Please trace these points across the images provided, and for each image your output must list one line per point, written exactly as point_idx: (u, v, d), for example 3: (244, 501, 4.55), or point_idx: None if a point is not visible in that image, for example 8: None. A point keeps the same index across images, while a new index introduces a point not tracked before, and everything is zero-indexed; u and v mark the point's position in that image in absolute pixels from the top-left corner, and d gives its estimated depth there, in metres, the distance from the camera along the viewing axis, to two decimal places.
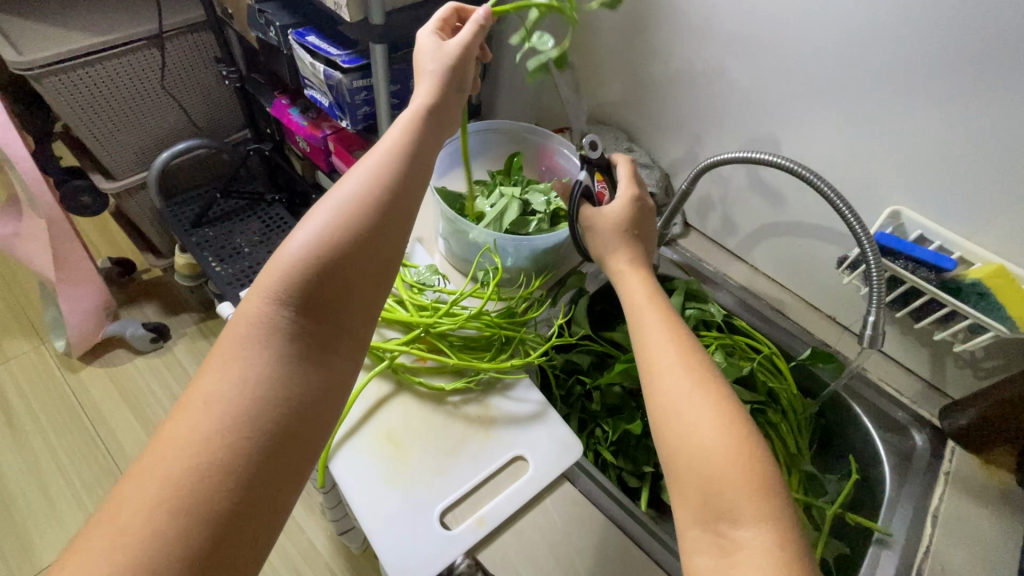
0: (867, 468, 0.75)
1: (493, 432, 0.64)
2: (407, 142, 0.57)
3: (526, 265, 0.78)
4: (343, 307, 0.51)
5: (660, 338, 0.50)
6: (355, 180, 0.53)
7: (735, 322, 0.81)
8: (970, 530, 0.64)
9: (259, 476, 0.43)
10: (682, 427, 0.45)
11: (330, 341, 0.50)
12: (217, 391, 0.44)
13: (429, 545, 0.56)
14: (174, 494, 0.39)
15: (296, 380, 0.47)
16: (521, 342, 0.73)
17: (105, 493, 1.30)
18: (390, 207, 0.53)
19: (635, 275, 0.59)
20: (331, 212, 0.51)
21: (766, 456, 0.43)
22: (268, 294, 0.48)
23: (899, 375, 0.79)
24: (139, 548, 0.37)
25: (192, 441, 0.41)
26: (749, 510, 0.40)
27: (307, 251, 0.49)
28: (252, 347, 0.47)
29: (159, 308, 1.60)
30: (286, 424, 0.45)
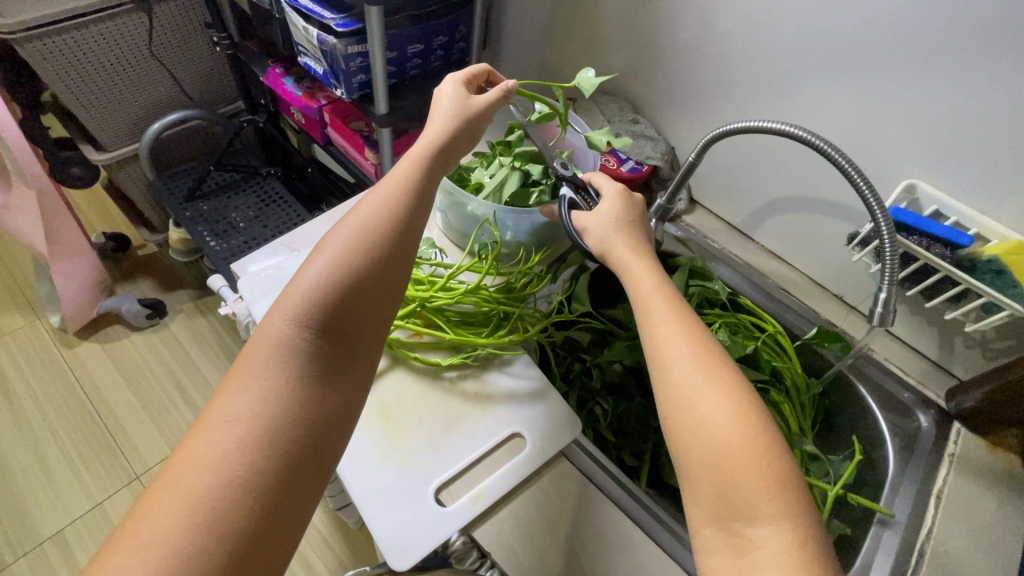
0: (870, 449, 0.74)
1: (491, 408, 0.63)
2: (422, 169, 0.56)
3: (526, 239, 0.76)
4: (362, 325, 0.49)
5: (671, 329, 0.48)
6: (373, 205, 0.52)
7: (739, 300, 0.80)
8: (974, 512, 0.63)
9: (280, 498, 0.41)
10: (696, 425, 0.43)
11: (347, 362, 0.49)
12: (236, 408, 0.43)
13: (425, 522, 0.55)
14: (194, 514, 0.37)
15: (316, 397, 0.45)
16: (520, 318, 0.71)
17: (102, 468, 1.30)
18: (404, 234, 0.52)
19: (640, 263, 0.56)
20: (350, 235, 0.50)
21: (783, 453, 0.42)
22: (288, 313, 0.47)
23: (905, 355, 0.77)
24: (156, 572, 0.35)
25: (212, 459, 0.40)
26: (768, 509, 0.39)
27: (328, 273, 0.48)
28: (272, 364, 0.45)
29: (154, 284, 1.58)
30: (307, 446, 0.43)
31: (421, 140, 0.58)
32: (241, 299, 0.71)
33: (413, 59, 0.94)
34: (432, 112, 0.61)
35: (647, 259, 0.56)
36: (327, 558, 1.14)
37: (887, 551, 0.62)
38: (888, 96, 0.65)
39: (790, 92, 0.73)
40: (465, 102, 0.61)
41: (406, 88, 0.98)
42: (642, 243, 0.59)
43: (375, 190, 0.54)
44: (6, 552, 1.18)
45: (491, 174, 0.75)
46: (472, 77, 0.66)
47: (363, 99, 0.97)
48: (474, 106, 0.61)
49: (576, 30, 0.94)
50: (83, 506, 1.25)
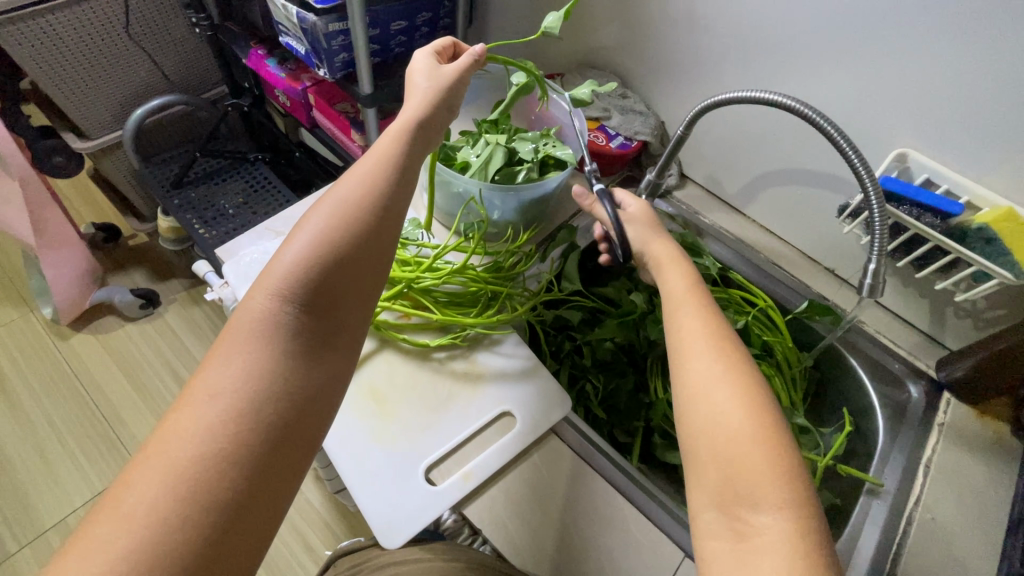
0: (860, 420, 0.74)
1: (480, 387, 0.63)
2: (401, 146, 0.55)
3: (514, 218, 0.75)
4: (344, 302, 0.49)
5: (697, 325, 0.48)
6: (355, 182, 0.51)
7: (729, 275, 0.80)
8: (961, 480, 0.63)
9: (264, 471, 0.41)
10: (709, 412, 0.43)
11: (330, 337, 0.48)
12: (219, 382, 0.42)
13: (415, 500, 0.55)
14: (177, 485, 0.37)
15: (299, 373, 0.45)
16: (508, 298, 0.71)
17: (101, 457, 1.30)
18: (387, 213, 0.51)
19: (672, 262, 0.56)
20: (333, 211, 0.49)
21: (796, 452, 0.41)
22: (271, 288, 0.46)
23: (896, 326, 0.77)
24: (141, 540, 0.35)
25: (195, 432, 0.39)
26: (773, 496, 0.38)
27: (311, 249, 0.47)
28: (255, 339, 0.45)
29: (146, 274, 1.57)
30: (291, 421, 0.43)
31: (403, 117, 0.57)
32: (227, 285, 0.71)
33: (396, 36, 0.92)
34: (407, 89, 0.60)
35: (681, 260, 0.56)
36: (327, 540, 1.16)
37: (876, 519, 0.63)
38: (879, 63, 0.64)
39: (780, 62, 0.72)
40: (447, 81, 0.60)
41: (390, 67, 0.96)
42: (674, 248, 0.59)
43: (358, 166, 0.53)
44: (10, 541, 1.19)
45: (477, 152, 0.73)
46: (442, 49, 0.65)
47: (347, 79, 0.95)
48: (449, 78, 0.60)
49: (562, 3, 0.92)
50: (84, 494, 1.26)
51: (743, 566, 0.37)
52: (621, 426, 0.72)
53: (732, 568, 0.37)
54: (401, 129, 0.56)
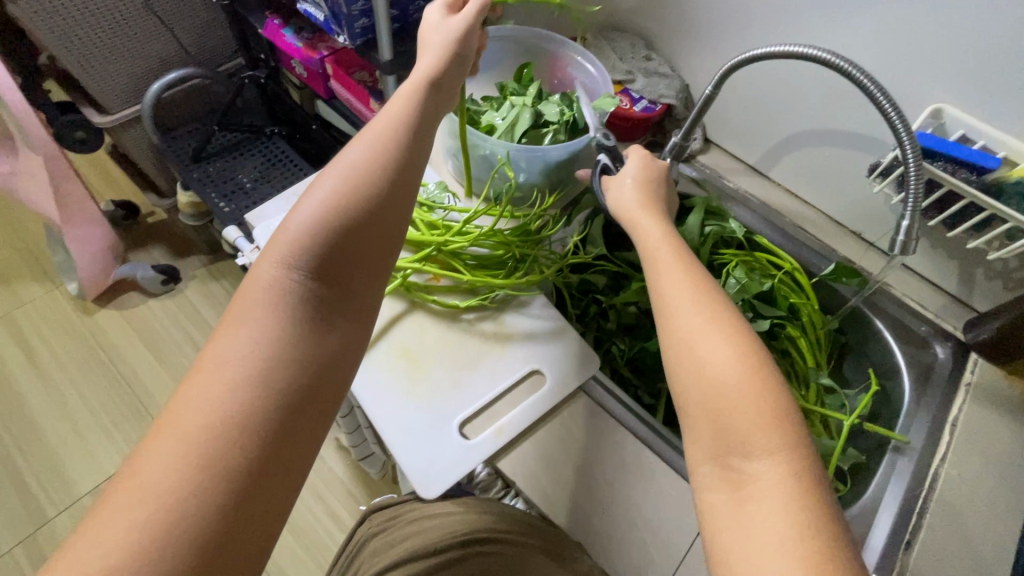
0: (885, 381, 0.74)
1: (509, 346, 0.63)
2: (406, 113, 0.54)
3: (539, 181, 0.74)
4: (354, 272, 0.49)
5: (675, 277, 0.49)
6: (361, 149, 0.51)
7: (756, 239, 0.78)
8: (986, 436, 0.64)
9: (278, 437, 0.41)
10: (695, 364, 0.44)
11: (342, 306, 0.48)
12: (231, 351, 0.42)
13: (450, 455, 0.56)
14: (193, 452, 0.37)
15: (309, 341, 0.45)
16: (536, 261, 0.70)
17: (132, 428, 1.35)
18: (396, 177, 0.51)
19: (649, 219, 0.56)
20: (341, 178, 0.49)
21: (785, 396, 0.42)
22: (280, 258, 0.46)
23: (921, 288, 0.77)
24: (156, 510, 0.35)
25: (208, 400, 0.40)
26: (769, 443, 0.39)
27: (317, 219, 0.47)
28: (266, 309, 0.45)
29: (166, 250, 1.59)
30: (305, 389, 0.43)
31: (412, 80, 0.56)
32: (258, 250, 0.69)
33: (416, 2, 0.91)
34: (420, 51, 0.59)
35: (651, 210, 0.57)
36: (351, 505, 1.20)
37: (901, 475, 0.63)
38: (915, 18, 0.62)
39: (814, 19, 0.70)
40: (458, 34, 0.59)
41: (410, 34, 0.95)
42: (655, 201, 0.59)
43: (366, 133, 0.53)
44: (48, 506, 1.26)
45: (503, 115, 0.72)
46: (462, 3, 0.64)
47: (366, 45, 0.94)
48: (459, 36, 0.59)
49: None
50: (115, 463, 1.31)
51: (743, 515, 0.38)
52: (638, 387, 0.73)
53: (731, 519, 0.39)
54: (404, 98, 0.55)
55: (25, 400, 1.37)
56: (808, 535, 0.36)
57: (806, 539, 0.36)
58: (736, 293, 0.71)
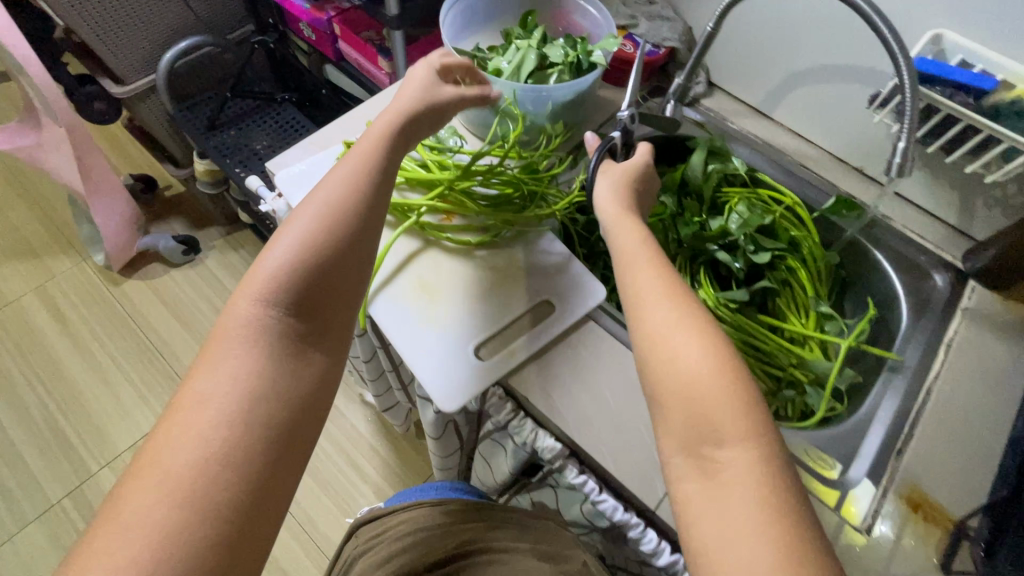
0: (883, 309, 0.77)
1: (520, 279, 0.67)
2: (376, 153, 0.56)
3: (546, 124, 0.76)
4: (329, 305, 0.51)
5: (649, 278, 0.49)
6: (334, 189, 0.53)
7: (759, 176, 0.80)
8: (980, 356, 0.67)
9: (261, 468, 0.43)
10: (670, 361, 0.45)
11: (316, 338, 0.50)
12: (209, 388, 0.44)
13: (467, 375, 0.61)
14: (178, 489, 0.39)
15: (285, 373, 0.47)
16: (544, 199, 0.73)
17: (164, 391, 1.43)
18: (367, 214, 0.53)
19: (628, 218, 0.55)
20: (313, 219, 0.51)
21: (756, 395, 0.43)
22: (256, 297, 0.48)
23: (921, 220, 0.78)
24: (149, 548, 0.37)
25: (189, 437, 0.41)
26: (739, 430, 0.41)
27: (290, 258, 0.49)
28: (242, 346, 0.47)
29: (186, 222, 1.65)
30: (287, 419, 0.45)
31: (383, 120, 0.58)
32: (279, 197, 0.73)
33: None
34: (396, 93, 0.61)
35: (630, 210, 0.57)
36: (373, 456, 1.27)
37: (895, 391, 0.66)
38: None
39: None
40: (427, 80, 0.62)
41: None
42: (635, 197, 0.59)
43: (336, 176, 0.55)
44: (91, 461, 1.34)
45: (508, 59, 0.74)
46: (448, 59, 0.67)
47: (373, 2, 0.95)
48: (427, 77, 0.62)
49: None
50: (150, 422, 1.39)
51: (716, 497, 0.40)
52: None
53: (704, 505, 0.40)
54: (373, 139, 0.57)
55: (62, 365, 1.44)
56: (779, 522, 0.38)
57: (778, 532, 0.37)
58: (738, 228, 0.74)
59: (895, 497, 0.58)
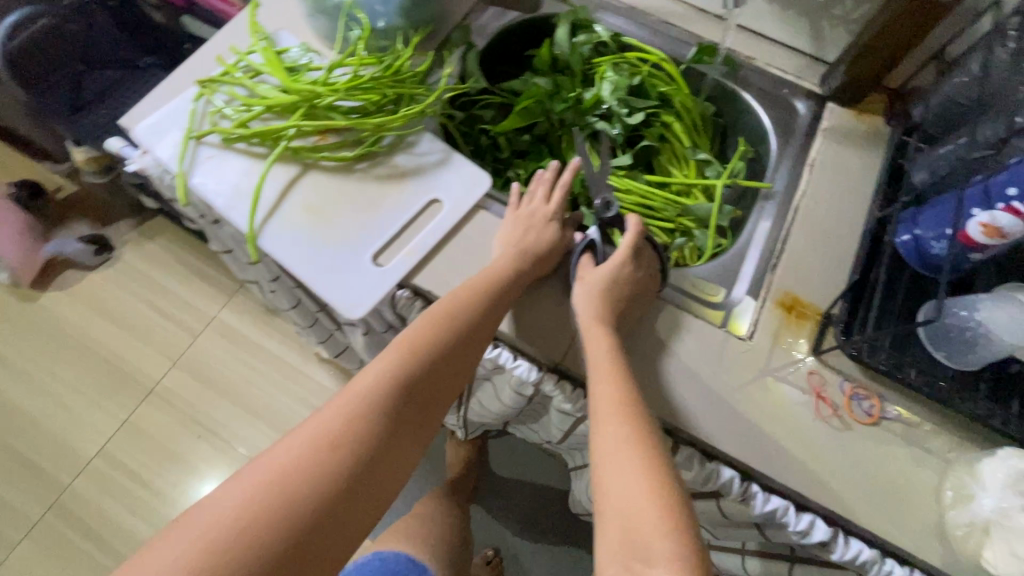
0: (757, 147, 0.82)
1: (406, 184, 0.68)
2: (508, 267, 0.62)
3: (402, 24, 0.72)
4: (432, 401, 0.56)
5: (604, 393, 0.53)
6: (463, 292, 0.59)
7: (624, 40, 0.80)
8: (840, 166, 0.72)
9: (333, 515, 0.46)
10: (615, 490, 0.47)
11: (418, 425, 0.55)
12: (332, 425, 0.49)
13: (369, 281, 0.63)
14: (264, 509, 0.44)
15: (389, 440, 0.52)
16: (414, 99, 0.71)
17: (119, 393, 1.41)
18: (484, 328, 0.59)
19: (596, 332, 0.58)
20: (440, 311, 0.58)
21: (687, 518, 0.45)
22: (393, 363, 0.54)
23: (780, 53, 0.82)
24: (215, 554, 0.42)
25: (296, 465, 0.46)
26: (662, 554, 0.43)
27: (424, 344, 0.56)
28: (370, 407, 0.51)
29: (88, 220, 1.55)
30: (360, 491, 0.48)
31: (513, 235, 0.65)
32: (145, 152, 0.70)
33: None
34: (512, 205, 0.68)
35: (599, 326, 0.58)
36: None
37: (768, 216, 0.73)
38: None
39: None
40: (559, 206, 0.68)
41: None
42: (613, 304, 0.61)
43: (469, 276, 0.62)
44: (62, 474, 1.33)
45: None
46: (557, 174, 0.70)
47: None
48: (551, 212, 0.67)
49: None
50: (113, 424, 1.38)
51: None
52: None
53: None
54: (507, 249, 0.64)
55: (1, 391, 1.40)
56: None
57: None
58: (611, 94, 0.75)
59: (771, 305, 0.65)
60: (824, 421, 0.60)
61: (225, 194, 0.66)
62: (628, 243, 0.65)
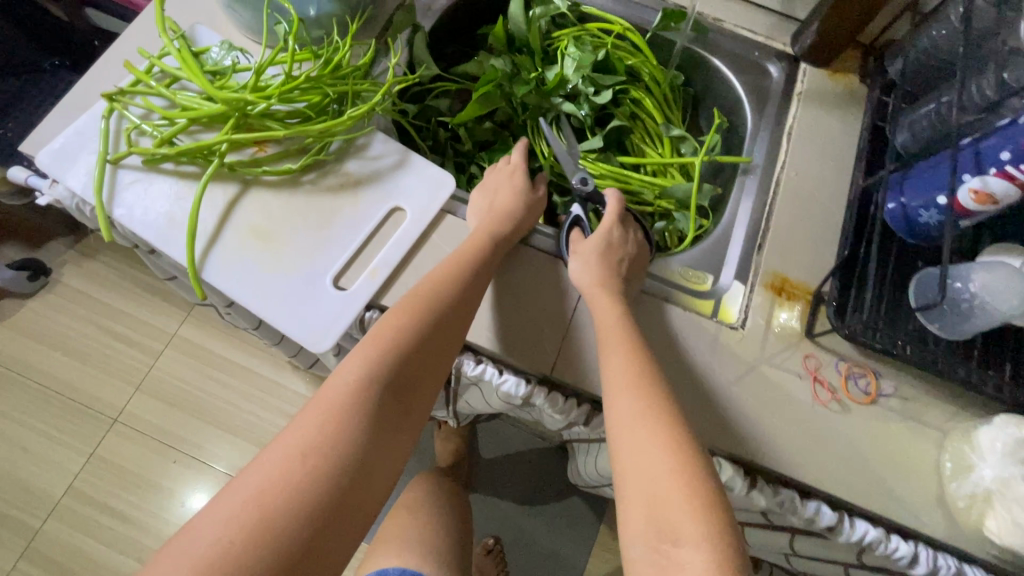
0: (732, 115, 0.78)
1: (361, 193, 0.62)
2: (477, 247, 0.58)
3: (336, 8, 0.64)
4: (415, 397, 0.50)
5: (618, 366, 0.52)
6: (435, 279, 0.55)
7: (584, 10, 0.74)
8: (817, 132, 0.70)
9: (312, 541, 0.40)
10: (636, 463, 0.46)
11: (401, 424, 0.49)
12: (302, 435, 0.44)
13: (333, 307, 0.57)
14: (233, 539, 0.38)
15: (371, 446, 0.45)
16: (360, 97, 0.64)
17: (80, 426, 1.32)
18: (456, 313, 0.54)
19: (601, 299, 0.57)
20: (414, 300, 0.53)
21: (716, 491, 0.43)
22: (363, 359, 0.49)
23: (749, 12, 0.77)
24: None
25: (265, 485, 0.41)
26: (687, 529, 0.41)
27: (394, 336, 0.51)
28: (347, 410, 0.46)
29: (16, 244, 1.41)
30: (355, 493, 0.43)
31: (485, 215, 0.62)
32: (56, 183, 0.61)
33: None
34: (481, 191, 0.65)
35: (604, 291, 0.58)
36: None
37: (749, 191, 0.69)
38: None
39: None
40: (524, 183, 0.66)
41: None
42: (611, 271, 0.60)
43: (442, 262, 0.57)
44: (30, 518, 1.25)
45: None
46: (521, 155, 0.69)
47: None
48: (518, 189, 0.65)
49: None
50: (78, 460, 1.29)
51: None
52: None
53: None
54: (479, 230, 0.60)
55: None
56: None
57: None
58: (574, 71, 0.70)
59: (761, 288, 0.63)
60: (823, 406, 0.58)
61: (156, 226, 0.59)
62: (611, 214, 0.64)
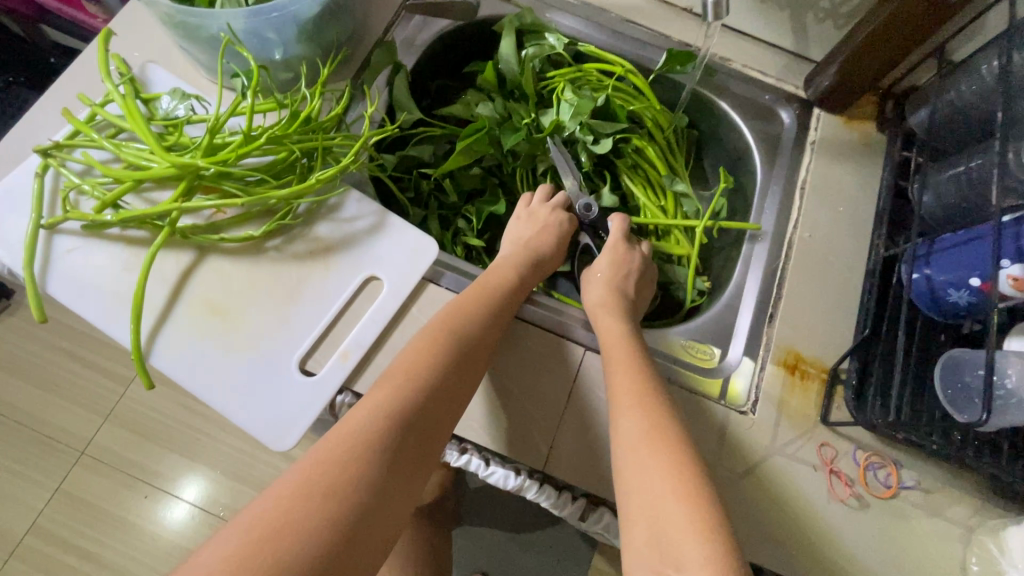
0: (739, 169, 0.72)
1: (332, 261, 0.55)
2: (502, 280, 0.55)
3: (305, 51, 0.58)
4: (436, 433, 0.44)
5: (626, 380, 0.48)
6: (458, 309, 0.51)
7: (582, 49, 0.68)
8: (831, 188, 0.64)
9: None
10: (639, 481, 0.42)
11: (420, 462, 0.42)
12: (308, 466, 0.38)
13: (298, 398, 0.51)
14: None
15: (387, 483, 0.39)
16: (331, 151, 0.57)
17: (44, 457, 1.09)
18: (478, 344, 0.49)
19: (608, 318, 0.55)
20: (435, 328, 0.49)
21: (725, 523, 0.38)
22: (382, 386, 0.44)
23: (758, 52, 0.71)
24: None
25: (263, 524, 0.34)
26: (692, 553, 0.36)
27: (413, 365, 0.46)
28: (361, 439, 0.40)
29: None
30: (365, 539, 0.36)
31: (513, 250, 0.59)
32: None
33: None
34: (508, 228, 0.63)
35: (609, 312, 0.56)
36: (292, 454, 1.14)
37: (758, 260, 0.63)
38: None
39: None
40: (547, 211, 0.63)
41: None
42: (619, 294, 0.58)
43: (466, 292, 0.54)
44: None
45: None
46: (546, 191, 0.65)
47: None
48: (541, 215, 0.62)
49: None
50: (42, 495, 1.08)
51: None
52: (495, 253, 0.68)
53: None
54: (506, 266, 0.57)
55: None
56: None
57: None
58: (571, 118, 0.63)
59: (772, 366, 0.57)
60: (841, 502, 0.53)
61: (99, 302, 0.52)
62: (613, 239, 0.62)
